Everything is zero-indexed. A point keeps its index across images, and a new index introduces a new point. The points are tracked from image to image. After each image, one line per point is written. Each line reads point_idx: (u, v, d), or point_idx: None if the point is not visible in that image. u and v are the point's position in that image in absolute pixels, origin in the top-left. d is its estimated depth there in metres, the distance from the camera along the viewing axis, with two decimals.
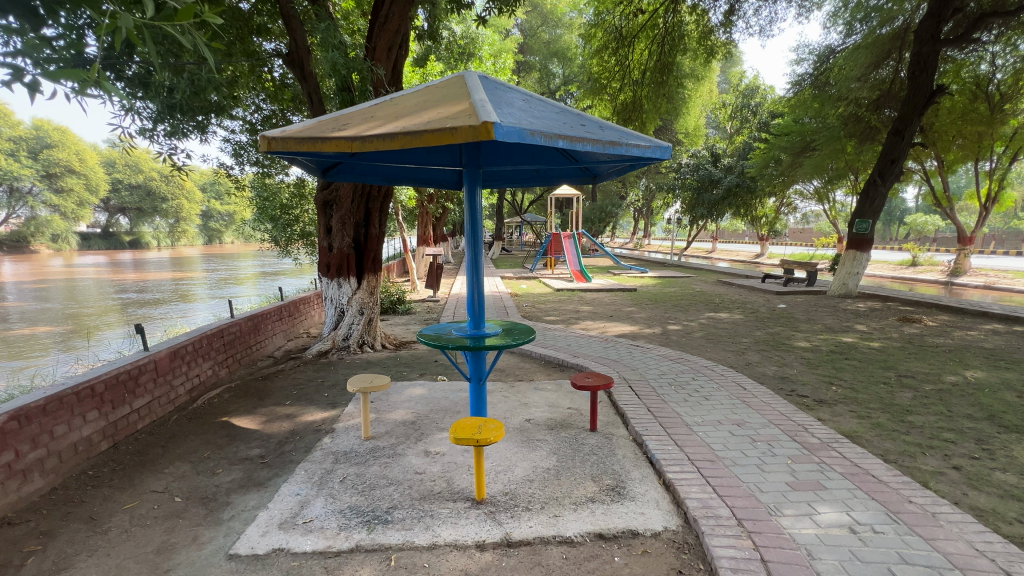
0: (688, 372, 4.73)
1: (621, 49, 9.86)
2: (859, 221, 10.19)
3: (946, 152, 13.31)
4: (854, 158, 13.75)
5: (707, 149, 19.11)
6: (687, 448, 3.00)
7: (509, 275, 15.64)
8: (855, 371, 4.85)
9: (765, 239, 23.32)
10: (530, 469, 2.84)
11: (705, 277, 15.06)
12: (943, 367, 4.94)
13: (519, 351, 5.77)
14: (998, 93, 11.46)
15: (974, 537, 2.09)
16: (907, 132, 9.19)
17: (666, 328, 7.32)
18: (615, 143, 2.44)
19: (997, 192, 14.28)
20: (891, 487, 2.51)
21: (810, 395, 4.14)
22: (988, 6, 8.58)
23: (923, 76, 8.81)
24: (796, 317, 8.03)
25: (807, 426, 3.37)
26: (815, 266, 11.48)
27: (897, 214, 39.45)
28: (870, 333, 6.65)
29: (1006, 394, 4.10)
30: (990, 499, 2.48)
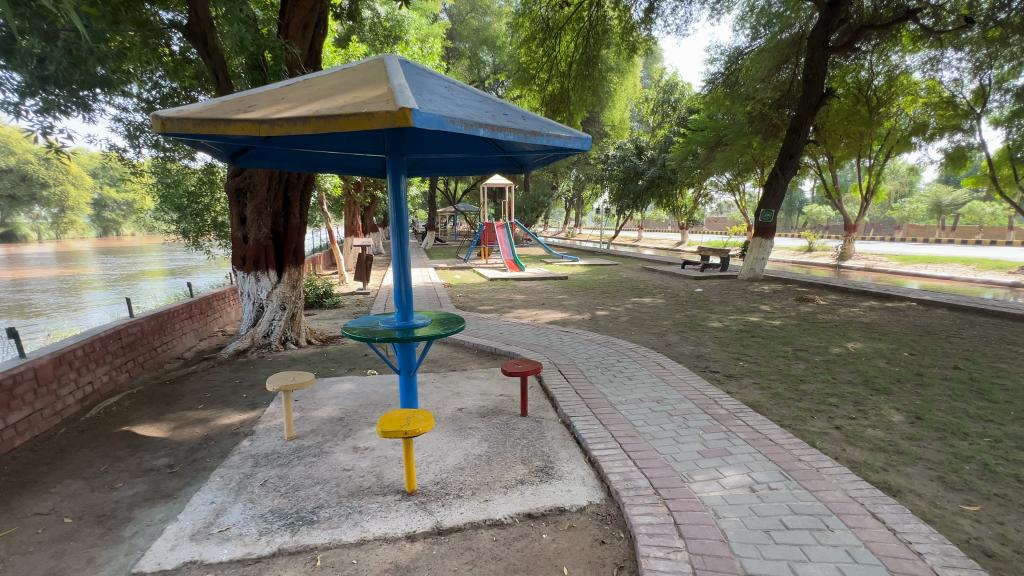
0: (614, 354, 4.98)
1: (548, 40, 9.98)
2: (764, 211, 11.11)
3: (835, 150, 14.88)
4: (759, 153, 15.00)
5: (632, 142, 19.93)
6: (611, 426, 3.17)
7: (443, 266, 15.47)
8: (758, 347, 5.36)
9: (685, 228, 24.88)
10: (462, 457, 2.86)
11: (632, 265, 15.80)
12: (830, 340, 5.60)
13: (452, 341, 5.75)
14: (875, 98, 12.99)
15: (849, 486, 2.41)
16: (802, 130, 10.15)
17: (594, 314, 7.64)
18: (538, 133, 2.50)
19: (875, 185, 16.23)
20: (785, 448, 2.82)
21: (721, 370, 4.54)
22: (866, 18, 9.66)
23: (816, 79, 9.73)
24: (711, 300, 8.70)
25: (717, 398, 3.69)
26: (727, 252, 12.46)
27: (797, 204, 43.71)
28: (772, 313, 7.37)
29: (877, 361, 4.74)
30: (862, 452, 2.86)
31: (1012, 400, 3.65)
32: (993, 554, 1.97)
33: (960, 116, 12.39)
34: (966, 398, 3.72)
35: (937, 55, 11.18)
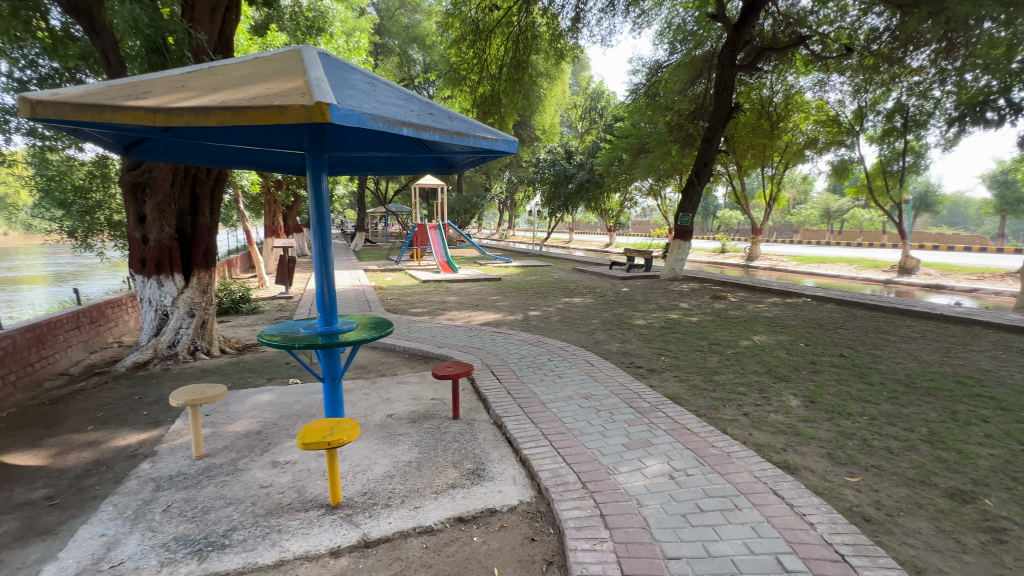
0: (545, 354, 5.08)
1: (478, 42, 10.00)
2: (682, 214, 11.87)
3: (743, 159, 16.25)
4: (678, 161, 16.03)
5: (562, 146, 20.50)
6: (542, 424, 3.22)
7: (373, 268, 14.95)
8: (678, 342, 5.72)
9: (613, 230, 25.99)
10: (391, 464, 2.78)
11: (563, 266, 16.24)
12: (739, 334, 6.11)
13: (382, 345, 5.58)
14: (775, 114, 14.37)
15: (755, 467, 2.64)
16: (714, 140, 10.98)
17: (527, 315, 7.75)
18: (464, 134, 2.50)
19: (776, 193, 17.96)
20: (700, 436, 3.03)
21: (645, 365, 4.79)
22: (766, 41, 10.65)
23: (725, 94, 10.55)
24: (636, 299, 9.16)
25: (640, 392, 3.88)
26: (650, 253, 13.18)
27: (712, 209, 47.28)
28: (689, 310, 7.91)
29: (778, 352, 5.24)
30: (766, 435, 3.14)
31: (884, 382, 4.19)
32: (871, 518, 2.25)
33: (843, 132, 14.05)
34: (850, 381, 4.22)
35: (824, 78, 12.61)
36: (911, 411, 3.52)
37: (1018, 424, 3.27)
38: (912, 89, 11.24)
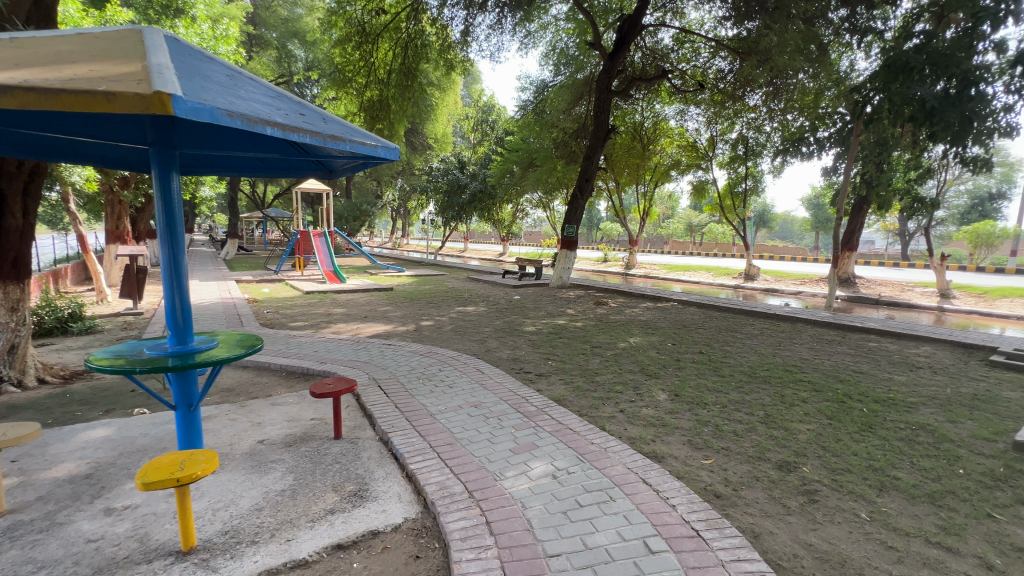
0: (436, 364, 5.01)
1: (365, 44, 9.66)
2: (568, 226, 12.58)
3: (620, 176, 17.74)
4: (564, 176, 16.99)
5: (454, 156, 20.55)
6: (430, 436, 3.16)
7: (247, 278, 13.51)
8: (564, 347, 6.03)
9: (506, 240, 26.66)
10: (260, 495, 2.51)
11: (456, 275, 16.22)
12: (618, 337, 6.63)
13: (254, 364, 5.04)
14: (646, 137, 15.98)
15: (628, 460, 2.86)
16: (595, 158, 11.83)
17: (419, 325, 7.59)
18: (339, 137, 2.39)
19: (648, 208, 19.92)
20: (581, 435, 3.21)
21: (533, 370, 4.96)
22: (637, 71, 11.78)
23: (602, 117, 11.43)
24: (526, 306, 9.48)
25: (528, 397, 4.01)
26: (540, 262, 13.74)
27: (596, 221, 50.91)
28: (575, 315, 8.40)
29: (650, 352, 5.79)
30: (639, 429, 3.44)
31: (733, 373, 4.84)
32: (720, 494, 2.57)
33: (699, 157, 16.08)
34: (707, 375, 4.79)
35: (684, 108, 14.34)
36: (752, 398, 4.10)
37: (826, 402, 3.99)
38: (750, 124, 13.26)
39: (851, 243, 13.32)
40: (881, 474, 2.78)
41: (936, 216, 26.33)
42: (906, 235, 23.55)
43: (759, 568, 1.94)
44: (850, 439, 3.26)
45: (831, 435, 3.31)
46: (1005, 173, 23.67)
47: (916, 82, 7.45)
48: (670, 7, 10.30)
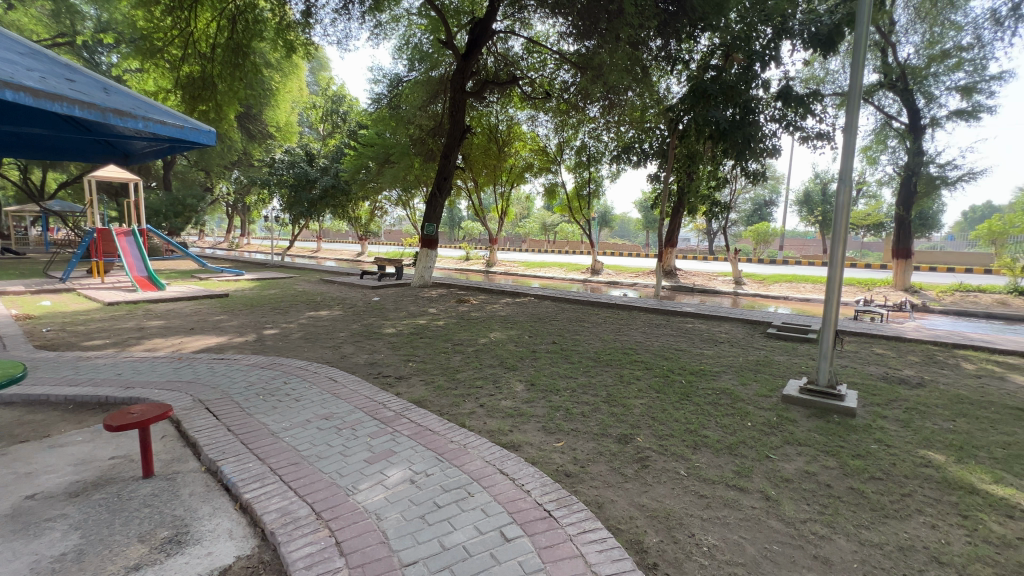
0: (280, 377, 4.49)
1: (179, 10, 8.16)
2: (428, 224, 12.39)
3: (478, 176, 18.08)
4: (422, 173, 16.69)
5: (301, 147, 18.78)
6: (271, 458, 2.82)
7: (15, 289, 10.50)
8: (425, 347, 5.92)
9: (364, 238, 25.29)
10: (27, 567, 1.95)
11: (307, 277, 14.85)
12: (479, 333, 6.75)
13: (22, 399, 3.92)
14: (500, 139, 16.56)
15: (487, 453, 2.91)
16: (452, 157, 11.83)
17: (261, 334, 6.75)
18: (128, 113, 2.44)
19: (506, 207, 20.70)
20: (441, 435, 3.17)
21: (392, 374, 4.76)
22: (491, 74, 12.08)
23: (458, 116, 11.47)
24: (386, 307, 9.10)
25: (386, 402, 3.83)
26: (401, 262, 13.32)
27: (457, 220, 51.40)
28: (437, 314, 8.32)
29: (509, 345, 6.01)
30: (497, 421, 3.53)
31: (581, 359, 5.29)
32: (570, 473, 2.76)
33: (550, 161, 17.28)
34: (558, 363, 5.15)
35: (534, 114, 15.20)
36: (597, 380, 4.52)
37: (655, 377, 4.58)
38: (591, 133, 14.63)
39: (672, 240, 15.58)
40: (695, 434, 3.29)
41: (731, 218, 32.42)
42: (711, 234, 28.50)
43: (602, 535, 2.13)
44: (673, 408, 3.78)
45: (659, 407, 3.81)
46: (773, 184, 30.17)
47: (712, 107, 9.00)
48: (518, 17, 10.79)
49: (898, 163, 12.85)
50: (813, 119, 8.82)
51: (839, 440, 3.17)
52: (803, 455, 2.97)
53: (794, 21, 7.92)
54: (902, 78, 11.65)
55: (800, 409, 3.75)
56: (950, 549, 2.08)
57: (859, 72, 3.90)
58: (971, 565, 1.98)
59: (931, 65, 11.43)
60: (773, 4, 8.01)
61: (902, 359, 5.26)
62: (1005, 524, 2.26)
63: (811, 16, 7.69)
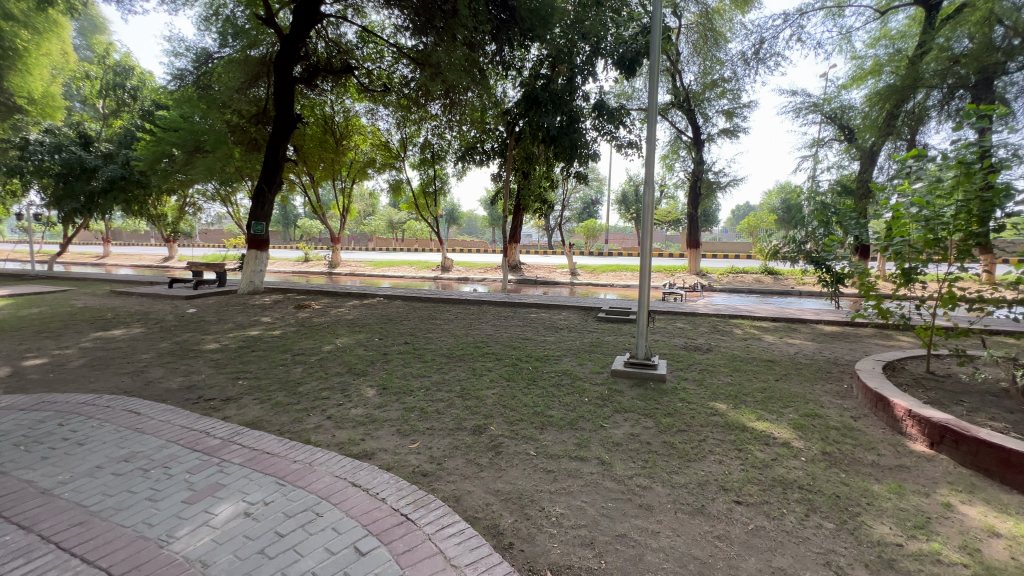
0: (52, 418, 3.52)
1: None
2: (255, 223, 10.96)
3: (313, 171, 16.63)
4: (244, 164, 14.68)
5: (69, 127, 14.93)
6: (42, 524, 2.20)
7: None
8: (259, 361, 5.24)
9: (171, 240, 21.30)
10: None
11: (90, 289, 11.91)
12: (323, 340, 6.24)
13: None
14: (338, 131, 15.47)
15: (336, 467, 2.72)
16: (280, 148, 10.66)
17: (18, 366, 5.18)
18: None
19: (348, 204, 19.45)
20: (281, 456, 2.86)
21: (218, 396, 4.11)
22: (323, 60, 11.16)
23: (286, 104, 10.34)
24: (206, 319, 7.81)
25: (209, 429, 3.29)
26: (223, 266, 11.56)
27: (292, 217, 46.65)
28: (272, 323, 7.43)
29: (358, 350, 5.69)
30: (348, 432, 3.32)
31: (434, 357, 5.28)
32: (426, 472, 2.74)
33: (393, 157, 16.81)
34: (411, 363, 5.05)
35: (373, 108, 14.56)
36: (451, 377, 4.56)
37: (505, 367, 4.82)
38: (434, 131, 14.61)
39: (516, 236, 16.50)
40: (541, 415, 3.56)
41: (565, 215, 35.69)
42: (550, 229, 30.98)
43: (460, 527, 2.17)
44: (522, 394, 4.03)
45: (509, 395, 4.01)
46: (598, 185, 34.10)
47: (543, 113, 9.76)
48: (351, 3, 10.15)
49: (687, 170, 15.65)
50: (624, 130, 10.18)
51: (655, 403, 3.75)
52: (629, 420, 3.44)
53: (606, 43, 9.06)
54: (687, 100, 14.19)
55: (626, 381, 4.33)
56: (732, 477, 2.62)
57: (655, 91, 4.62)
58: (745, 486, 2.53)
59: (705, 92, 14.13)
60: (588, 25, 9.02)
61: (697, 330, 6.44)
62: (765, 450, 2.94)
63: (618, 41, 8.95)
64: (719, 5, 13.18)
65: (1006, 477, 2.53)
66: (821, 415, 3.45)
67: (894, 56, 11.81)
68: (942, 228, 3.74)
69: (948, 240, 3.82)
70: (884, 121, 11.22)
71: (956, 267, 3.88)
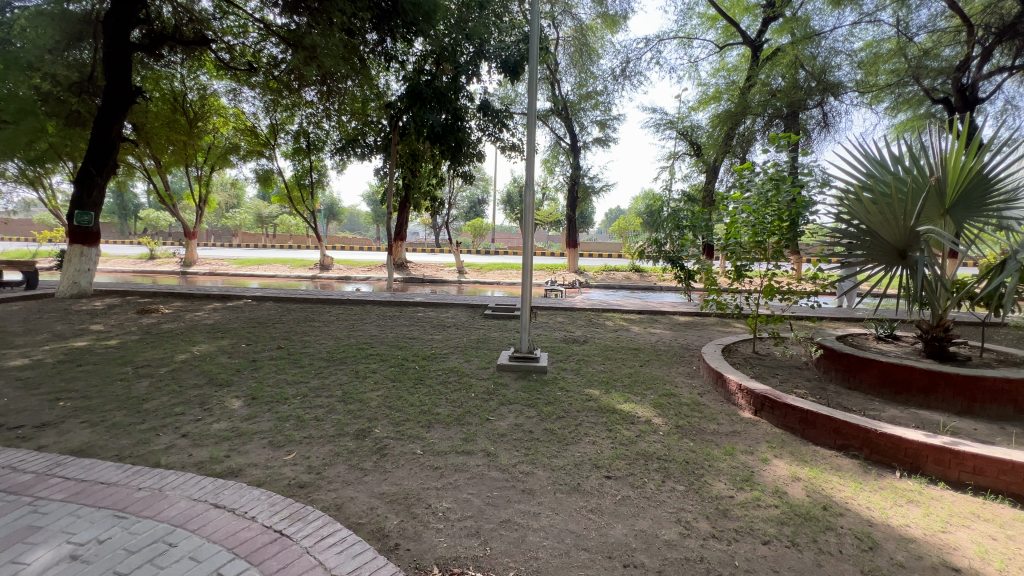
0: None
1: None
2: (80, 213, 9.15)
3: (159, 155, 14.35)
4: (62, 141, 12.13)
5: None
6: None
7: None
8: (88, 377, 4.40)
9: None
10: None
11: None
12: (175, 348, 5.45)
13: None
14: (192, 111, 13.60)
15: (193, 490, 2.42)
16: (114, 124, 9.03)
17: None
18: None
19: (204, 194, 17.15)
20: (121, 485, 2.46)
21: (28, 423, 3.37)
22: (170, 28, 9.68)
23: (121, 73, 8.79)
24: (9, 330, 6.31)
25: (16, 464, 2.69)
26: (33, 264, 9.44)
27: (131, 207, 39.76)
28: (106, 332, 6.27)
29: (221, 358, 5.08)
30: (209, 449, 2.96)
31: (313, 362, 4.93)
32: (304, 483, 2.57)
33: (261, 144, 15.25)
34: (286, 369, 4.66)
35: (236, 88, 13.03)
36: (331, 381, 4.31)
37: (390, 368, 4.69)
38: (310, 120, 13.54)
39: (401, 234, 16.08)
40: (428, 413, 3.55)
41: (452, 213, 35.75)
42: (437, 228, 30.65)
43: (343, 535, 2.09)
44: (408, 394, 3.97)
45: (395, 396, 3.93)
46: (484, 185, 34.66)
47: (428, 110, 9.68)
48: None
49: (566, 174, 16.68)
50: (507, 132, 10.51)
51: (537, 394, 3.97)
52: (513, 412, 3.59)
53: (489, 47, 9.29)
54: (565, 109, 15.12)
55: (511, 375, 4.51)
56: (603, 455, 2.90)
57: (534, 99, 4.86)
58: (614, 462, 2.81)
59: (581, 102, 15.18)
60: (472, 26, 9.12)
61: (575, 324, 6.92)
62: (631, 428, 3.29)
63: (501, 45, 9.31)
64: (591, 23, 14.24)
65: (805, 433, 3.16)
66: (675, 394, 3.96)
67: (729, 86, 13.90)
68: (763, 231, 4.53)
69: (767, 242, 4.65)
70: (722, 140, 13.15)
71: (773, 265, 4.72)
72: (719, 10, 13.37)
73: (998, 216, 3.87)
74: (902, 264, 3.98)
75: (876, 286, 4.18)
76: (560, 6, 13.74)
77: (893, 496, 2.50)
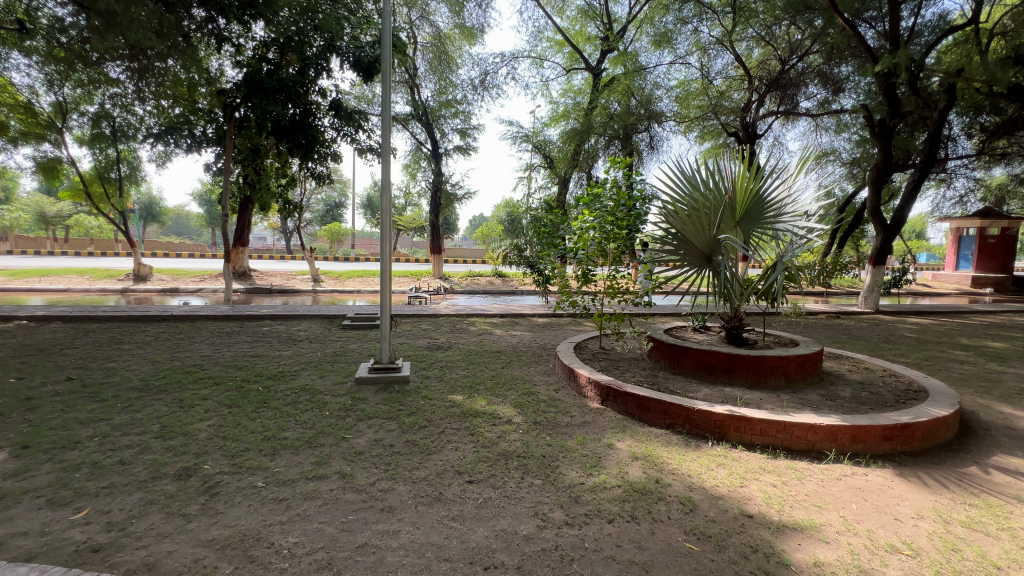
0: None
1: None
2: None
3: None
4: None
5: None
6: None
7: None
8: None
9: None
10: None
11: None
12: None
13: None
14: None
15: None
16: None
17: None
18: None
19: None
20: None
21: None
22: None
23: None
24: None
25: None
26: None
27: None
28: None
29: None
30: None
31: (119, 394, 4.05)
32: (100, 545, 2.08)
33: (42, 126, 12.24)
34: (78, 406, 3.73)
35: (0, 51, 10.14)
36: (144, 415, 3.58)
37: (226, 393, 4.08)
38: (114, 100, 11.17)
39: (242, 239, 14.27)
40: (274, 439, 3.17)
41: (305, 217, 33.06)
42: (287, 232, 27.81)
43: None
44: (247, 420, 3.49)
45: (229, 424, 3.42)
46: (341, 188, 32.70)
47: (272, 102, 8.79)
48: None
49: (428, 180, 16.56)
50: (365, 134, 10.06)
51: (398, 405, 3.83)
52: (373, 427, 3.41)
53: (341, 42, 8.79)
54: (425, 114, 15.05)
55: (371, 388, 4.27)
56: (466, 460, 2.90)
57: (388, 98, 4.68)
58: (477, 466, 2.82)
59: (441, 109, 15.21)
60: (322, 18, 8.58)
61: (439, 330, 6.86)
62: (493, 430, 3.36)
63: (355, 43, 8.85)
64: (449, 33, 14.44)
65: (641, 416, 3.57)
66: (534, 392, 4.16)
67: (576, 106, 15.23)
68: (606, 239, 5.03)
69: (609, 249, 5.17)
70: (571, 155, 14.43)
71: (613, 270, 5.26)
72: (565, 36, 14.58)
73: (772, 229, 4.84)
74: (709, 266, 4.80)
75: (691, 286, 4.96)
76: (416, 11, 13.63)
77: (707, 462, 2.96)
